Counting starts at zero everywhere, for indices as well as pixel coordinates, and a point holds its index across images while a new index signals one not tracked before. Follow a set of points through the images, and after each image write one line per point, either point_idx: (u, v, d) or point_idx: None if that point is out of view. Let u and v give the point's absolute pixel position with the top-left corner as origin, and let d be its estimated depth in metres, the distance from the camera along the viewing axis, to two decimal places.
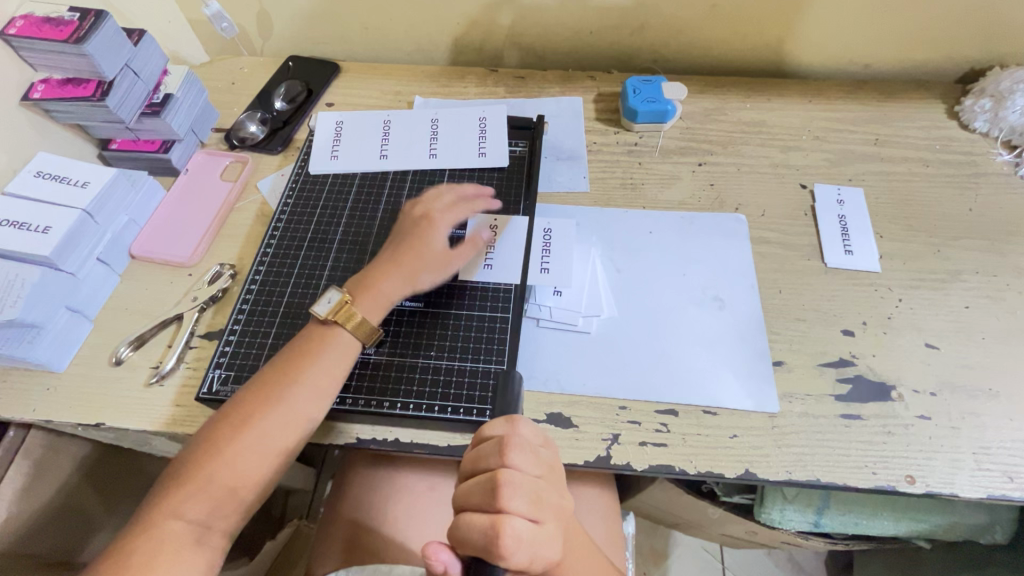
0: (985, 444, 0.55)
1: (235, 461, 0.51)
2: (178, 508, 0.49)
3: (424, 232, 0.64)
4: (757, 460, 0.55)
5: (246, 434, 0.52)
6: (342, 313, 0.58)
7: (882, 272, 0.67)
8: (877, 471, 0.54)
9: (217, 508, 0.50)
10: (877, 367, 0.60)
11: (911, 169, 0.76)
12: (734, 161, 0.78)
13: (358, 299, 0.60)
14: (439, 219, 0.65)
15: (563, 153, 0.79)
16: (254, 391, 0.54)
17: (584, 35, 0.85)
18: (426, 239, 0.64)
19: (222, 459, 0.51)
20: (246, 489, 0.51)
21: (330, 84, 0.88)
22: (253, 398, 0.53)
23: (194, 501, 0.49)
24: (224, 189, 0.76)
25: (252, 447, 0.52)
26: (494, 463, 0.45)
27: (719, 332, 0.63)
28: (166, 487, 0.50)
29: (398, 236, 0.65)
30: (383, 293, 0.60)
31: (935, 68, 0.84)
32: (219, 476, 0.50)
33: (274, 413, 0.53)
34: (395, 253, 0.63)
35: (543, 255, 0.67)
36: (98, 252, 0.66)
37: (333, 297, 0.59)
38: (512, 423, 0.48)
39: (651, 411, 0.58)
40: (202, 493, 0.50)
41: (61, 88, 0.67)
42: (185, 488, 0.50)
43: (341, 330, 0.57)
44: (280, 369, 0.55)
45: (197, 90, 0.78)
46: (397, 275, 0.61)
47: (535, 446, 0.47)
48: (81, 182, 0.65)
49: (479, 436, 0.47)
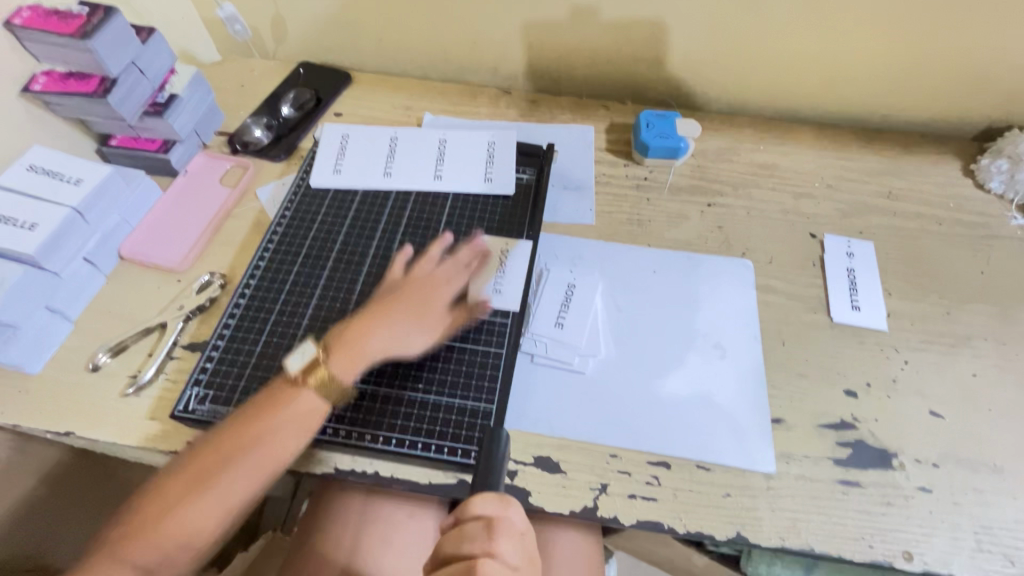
0: (988, 523, 0.53)
1: (188, 514, 0.50)
2: (127, 552, 0.48)
3: (423, 288, 0.62)
4: (749, 522, 0.53)
5: (204, 486, 0.50)
6: (315, 371, 0.56)
7: (888, 332, 0.65)
8: (873, 544, 0.52)
9: (166, 557, 0.49)
10: (879, 432, 0.58)
11: (923, 226, 0.75)
12: (743, 204, 0.76)
13: (339, 355, 0.57)
14: (437, 276, 0.64)
15: (571, 182, 0.78)
16: (213, 440, 0.52)
17: (601, 64, 0.84)
18: (425, 296, 0.62)
19: (176, 509, 0.50)
20: (199, 540, 0.50)
21: (340, 95, 0.87)
22: (213, 449, 0.52)
23: (142, 548, 0.48)
24: (222, 195, 0.75)
25: (208, 500, 0.50)
26: (478, 548, 0.42)
27: (718, 383, 0.61)
28: (116, 530, 0.49)
29: (393, 290, 0.62)
30: (368, 351, 0.58)
31: (953, 124, 0.83)
32: (172, 526, 0.49)
33: (233, 466, 0.51)
34: (391, 307, 0.60)
35: (560, 309, 0.64)
36: (85, 252, 0.64)
37: (307, 350, 0.57)
38: (502, 503, 0.43)
39: (643, 462, 0.56)
40: (151, 541, 0.48)
41: (63, 81, 0.65)
42: (135, 531, 0.49)
43: (312, 389, 0.55)
44: (243, 419, 0.53)
45: (203, 92, 0.77)
46: (386, 332, 0.59)
47: (522, 532, 0.44)
48: (74, 179, 0.63)
49: (465, 512, 0.43)
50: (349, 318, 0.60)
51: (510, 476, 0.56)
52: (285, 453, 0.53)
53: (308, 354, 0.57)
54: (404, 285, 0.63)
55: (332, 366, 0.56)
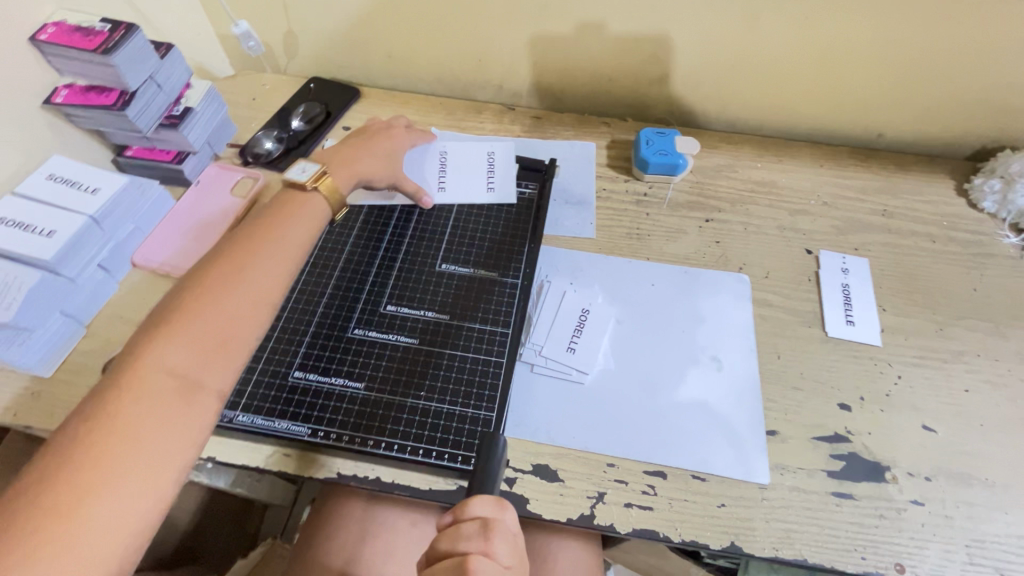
0: (979, 537, 0.54)
1: (186, 354, 0.45)
2: (101, 463, 0.39)
3: (386, 140, 0.71)
4: (743, 533, 0.54)
5: (201, 321, 0.47)
6: (320, 180, 0.61)
7: (883, 347, 0.66)
8: (866, 556, 0.53)
9: (189, 393, 0.44)
10: (872, 446, 0.59)
11: (917, 244, 0.76)
12: (741, 220, 0.78)
13: (335, 168, 0.64)
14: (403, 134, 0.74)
15: (572, 197, 0.80)
16: (207, 279, 0.49)
17: (603, 82, 0.86)
18: (386, 140, 0.71)
19: (161, 355, 0.44)
20: (222, 361, 0.47)
21: (349, 109, 0.90)
22: (203, 294, 0.48)
23: (125, 439, 0.40)
24: (232, 204, 0.77)
25: (224, 306, 0.48)
26: (473, 546, 0.42)
27: (714, 395, 0.62)
28: (86, 429, 0.40)
29: (362, 132, 0.71)
30: (360, 167, 0.66)
31: (947, 144, 0.85)
32: (167, 370, 0.44)
33: (256, 276, 0.51)
34: (362, 142, 0.68)
35: (574, 334, 0.65)
36: (100, 259, 0.66)
37: (306, 168, 0.62)
38: (499, 506, 0.45)
39: (640, 471, 0.57)
40: (147, 414, 0.42)
41: (83, 94, 0.68)
42: (105, 427, 0.40)
43: (317, 195, 0.60)
44: (206, 271, 0.50)
45: (217, 105, 0.79)
46: (367, 159, 0.67)
47: (516, 535, 0.44)
48: (91, 188, 0.65)
49: (461, 511, 0.44)
50: None
51: (509, 484, 0.57)
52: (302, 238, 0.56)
53: (308, 171, 0.62)
54: (367, 131, 0.72)
55: (335, 180, 0.63)
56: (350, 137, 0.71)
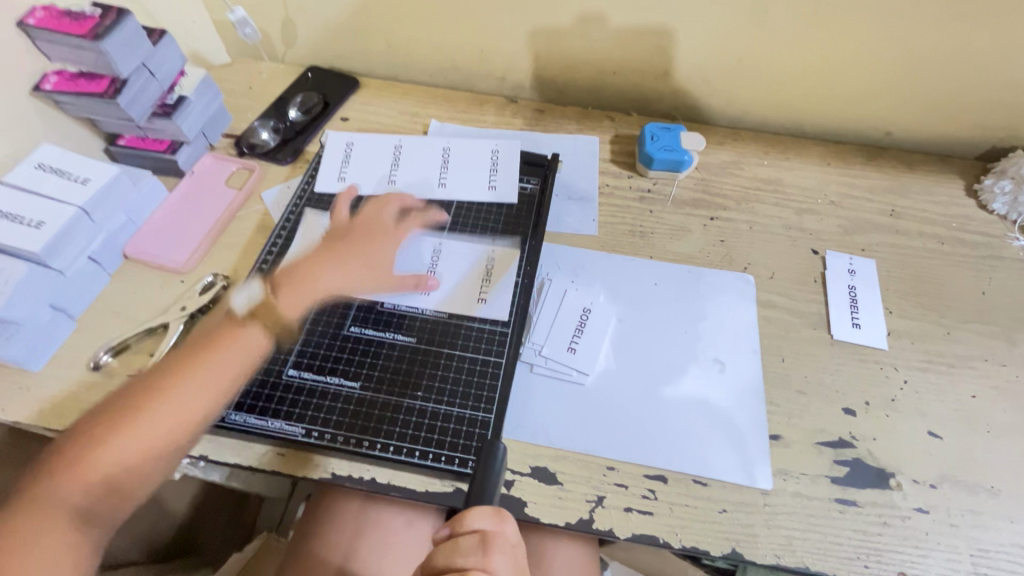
0: (984, 546, 0.53)
1: (117, 448, 0.49)
2: (56, 492, 0.47)
3: (367, 232, 0.66)
4: (744, 539, 0.53)
5: (138, 422, 0.50)
6: (258, 310, 0.59)
7: (889, 350, 0.65)
8: (869, 565, 0.52)
9: (95, 495, 0.48)
10: (877, 452, 0.58)
11: (926, 245, 0.75)
12: (746, 219, 0.77)
13: (286, 286, 0.61)
14: (386, 225, 0.68)
15: (574, 193, 0.78)
16: (144, 381, 0.53)
17: (607, 75, 0.84)
18: (369, 245, 0.66)
19: (106, 444, 0.49)
20: (130, 480, 0.50)
21: (348, 100, 0.88)
22: (144, 387, 0.52)
23: (69, 487, 0.47)
24: (227, 196, 0.75)
25: (137, 432, 0.50)
26: (471, 561, 0.42)
27: (716, 397, 0.61)
28: (67, 473, 0.48)
29: (343, 232, 0.66)
30: (320, 287, 0.62)
31: (957, 144, 0.83)
32: (102, 460, 0.49)
33: (190, 387, 0.53)
34: (340, 248, 0.64)
35: (574, 334, 0.64)
36: (90, 251, 0.64)
37: (254, 290, 0.61)
38: (498, 518, 0.44)
39: (640, 475, 0.56)
40: (77, 480, 0.48)
41: (73, 81, 0.66)
42: (60, 472, 0.48)
43: (252, 327, 0.57)
44: (156, 368, 0.54)
45: (212, 94, 0.77)
46: (338, 273, 0.63)
47: (515, 546, 0.44)
48: (81, 178, 0.63)
49: (460, 526, 0.43)
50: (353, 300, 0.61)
51: (507, 486, 0.56)
52: (246, 360, 0.56)
53: (254, 294, 0.60)
54: (354, 227, 0.67)
55: (280, 301, 0.59)
56: (328, 237, 0.66)
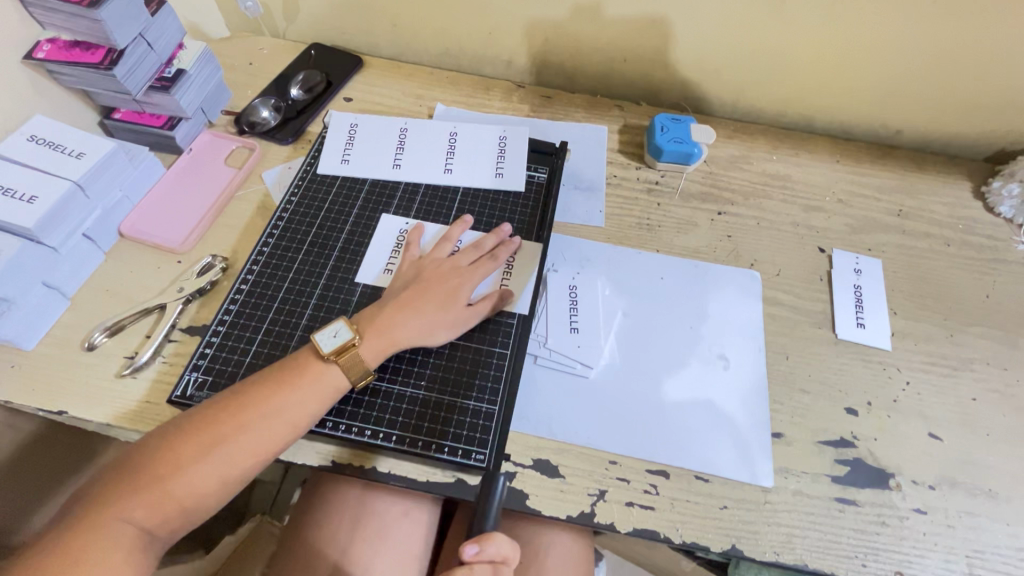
0: (980, 548, 0.54)
1: (195, 473, 0.49)
2: (127, 510, 0.46)
3: (447, 276, 0.62)
4: (744, 536, 0.53)
5: (217, 440, 0.50)
6: (346, 354, 0.55)
7: (892, 351, 0.65)
8: (867, 563, 0.53)
9: (168, 517, 0.48)
10: (877, 452, 0.58)
11: (932, 247, 0.74)
12: (754, 215, 0.76)
13: (368, 338, 0.56)
14: (462, 265, 0.63)
15: (581, 182, 0.77)
16: (234, 405, 0.51)
17: (618, 63, 0.83)
18: (445, 286, 0.60)
19: (185, 461, 0.49)
20: (199, 504, 0.49)
21: (351, 79, 0.86)
22: (230, 413, 0.51)
23: (142, 506, 0.47)
24: (227, 175, 0.73)
25: (218, 460, 0.49)
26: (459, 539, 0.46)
27: (721, 393, 0.61)
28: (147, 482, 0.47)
29: (414, 278, 0.62)
30: (397, 338, 0.57)
31: (967, 145, 0.82)
32: (175, 484, 0.48)
33: (274, 413, 0.51)
34: (416, 296, 0.59)
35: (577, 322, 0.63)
36: (85, 228, 0.62)
37: (340, 331, 0.56)
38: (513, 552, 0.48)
39: (642, 470, 0.56)
40: (156, 502, 0.47)
41: (67, 50, 0.64)
42: (137, 490, 0.47)
43: (337, 368, 0.54)
44: (244, 393, 0.52)
45: (212, 69, 0.75)
46: (415, 321, 0.58)
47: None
48: (75, 152, 0.61)
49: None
50: (382, 303, 0.59)
51: (509, 478, 0.55)
52: (332, 388, 0.54)
53: (341, 336, 0.55)
54: (424, 272, 0.62)
55: (361, 350, 0.55)
56: (402, 286, 0.61)
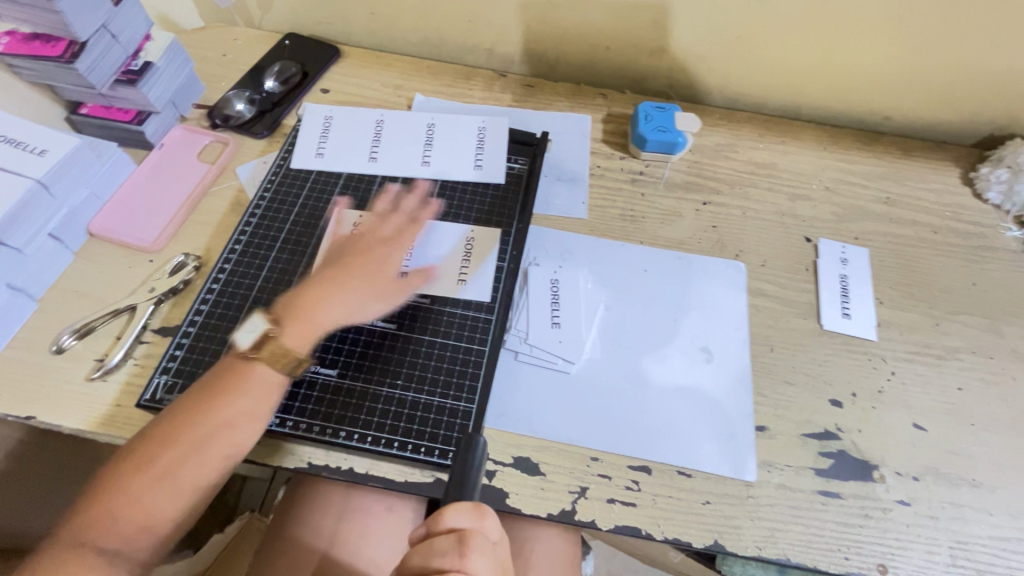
0: (964, 539, 0.53)
1: (154, 491, 0.47)
2: (91, 537, 0.45)
3: (363, 251, 0.60)
4: (727, 532, 0.53)
5: (171, 455, 0.48)
6: (266, 348, 0.53)
7: (878, 341, 0.64)
8: (849, 557, 0.52)
9: (135, 537, 0.46)
10: (861, 444, 0.58)
11: (920, 234, 0.74)
12: (739, 204, 0.75)
13: (288, 323, 0.54)
14: (382, 240, 0.62)
15: (564, 173, 0.75)
16: (181, 413, 0.50)
17: (601, 50, 0.81)
18: (370, 265, 0.59)
19: (142, 482, 0.47)
20: (167, 521, 0.47)
21: (328, 70, 0.84)
22: (178, 422, 0.49)
23: (106, 533, 0.45)
24: (199, 171, 0.71)
25: (177, 472, 0.48)
26: (449, 561, 0.40)
27: (704, 387, 0.60)
28: (107, 509, 0.46)
29: (336, 257, 0.60)
30: (324, 318, 0.55)
31: (956, 130, 0.81)
32: (136, 505, 0.46)
33: (223, 412, 0.50)
34: (338, 274, 0.58)
35: (557, 313, 0.63)
36: (51, 228, 0.61)
37: (257, 325, 0.54)
38: (478, 514, 0.43)
39: (624, 466, 0.55)
40: (118, 526, 0.46)
41: (27, 43, 0.61)
42: (98, 518, 0.45)
43: (268, 362, 0.53)
44: (190, 401, 0.51)
45: (181, 61, 0.73)
46: (341, 300, 0.56)
47: (496, 545, 0.42)
48: (38, 150, 0.59)
49: (437, 525, 0.42)
50: (304, 286, 0.57)
51: (489, 477, 0.55)
52: (278, 377, 0.53)
53: (258, 329, 0.54)
54: (346, 251, 0.60)
55: (286, 339, 0.53)
56: (324, 266, 0.59)
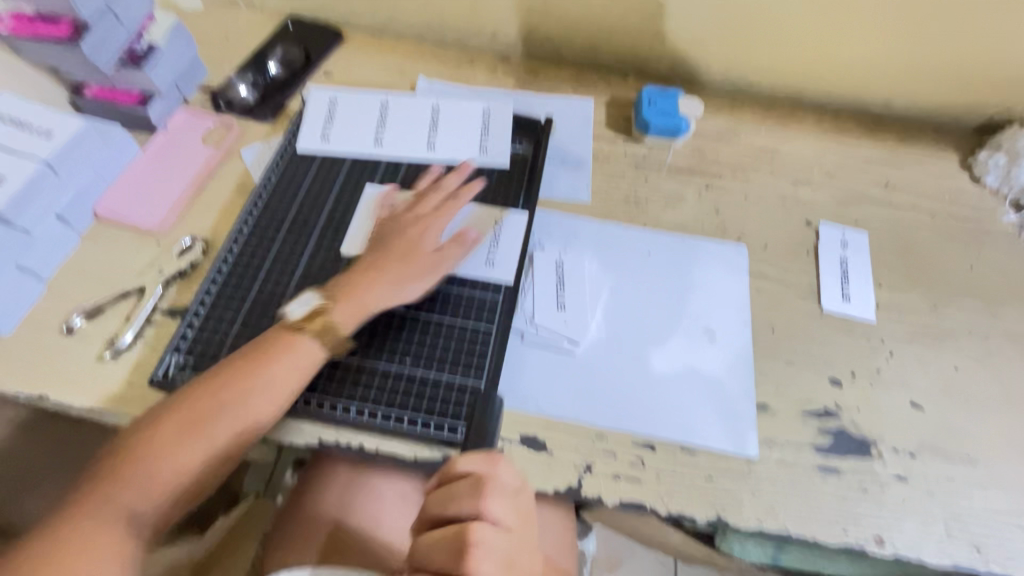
0: (958, 512, 0.55)
1: (178, 456, 0.49)
2: (117, 494, 0.47)
3: (411, 237, 0.62)
4: (728, 505, 0.54)
5: (198, 424, 0.50)
6: (315, 319, 0.56)
7: (877, 323, 0.66)
8: (848, 529, 0.54)
9: (158, 500, 0.48)
10: (860, 422, 0.59)
11: (918, 219, 0.74)
12: (741, 188, 0.75)
13: (338, 303, 0.57)
14: (423, 216, 0.64)
15: (568, 157, 0.76)
16: (211, 385, 0.52)
17: (604, 34, 0.81)
18: (412, 243, 0.61)
19: (168, 446, 0.49)
20: (189, 486, 0.50)
21: (330, 53, 0.83)
22: (204, 394, 0.51)
23: (132, 490, 0.48)
24: (203, 152, 0.71)
25: (200, 441, 0.50)
26: (466, 510, 0.45)
27: (707, 367, 0.61)
28: (133, 467, 0.48)
29: (383, 240, 0.62)
30: (369, 298, 0.58)
31: (955, 116, 0.82)
32: (161, 468, 0.49)
33: (252, 389, 0.52)
34: (383, 258, 0.60)
35: (562, 294, 0.64)
36: (58, 209, 0.61)
37: (307, 300, 0.57)
38: (489, 460, 0.47)
39: (628, 444, 0.57)
40: (144, 485, 0.48)
41: (31, 24, 0.61)
42: (125, 476, 0.48)
43: (308, 338, 0.55)
44: (219, 373, 0.52)
45: (186, 43, 0.72)
46: (385, 281, 0.59)
47: (511, 487, 0.47)
48: (45, 132, 0.60)
49: (452, 472, 0.46)
50: (351, 271, 0.60)
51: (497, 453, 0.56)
52: (308, 359, 0.54)
53: (308, 304, 0.57)
54: (389, 232, 0.63)
55: (332, 315, 0.56)
56: (370, 250, 0.62)
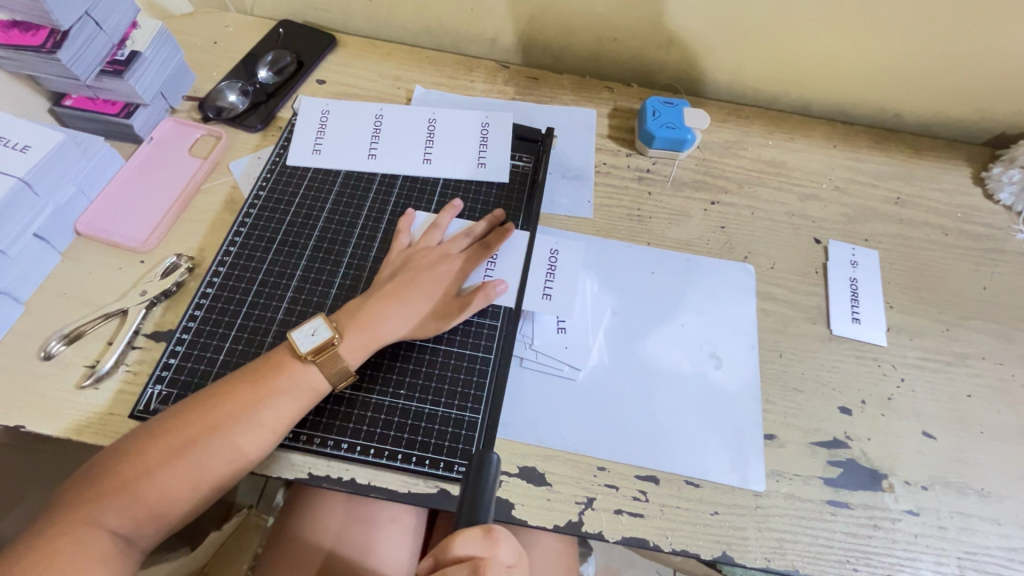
0: (972, 548, 0.53)
1: (166, 479, 0.47)
2: (99, 516, 0.45)
3: (433, 274, 0.59)
4: (735, 542, 0.52)
5: (190, 447, 0.48)
6: (325, 352, 0.52)
7: (887, 347, 0.64)
8: (858, 568, 0.52)
9: (141, 523, 0.46)
10: (870, 452, 0.57)
11: (929, 236, 0.72)
12: (748, 204, 0.73)
13: (349, 333, 0.54)
14: (449, 255, 0.61)
15: (569, 170, 0.73)
16: (208, 406, 0.49)
17: (607, 41, 0.78)
18: (433, 279, 0.59)
19: (157, 468, 0.46)
20: (174, 511, 0.47)
21: (323, 60, 0.80)
22: (199, 415, 0.49)
23: (114, 511, 0.45)
24: (191, 167, 0.69)
25: (190, 465, 0.47)
26: None
27: (712, 395, 0.59)
28: (117, 488, 0.45)
29: (400, 267, 0.60)
30: (382, 333, 0.55)
31: (967, 129, 0.79)
32: (147, 491, 0.46)
33: (248, 415, 0.49)
34: (400, 287, 0.57)
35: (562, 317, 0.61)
36: (36, 227, 0.58)
37: (317, 329, 0.53)
38: (490, 540, 0.40)
39: (630, 476, 0.55)
40: (127, 507, 0.45)
41: (5, 32, 0.58)
42: (108, 496, 0.45)
43: (313, 368, 0.52)
44: (217, 394, 0.50)
45: (170, 50, 0.69)
46: (400, 315, 0.56)
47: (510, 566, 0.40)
48: (20, 146, 0.57)
49: (446, 554, 0.40)
50: (366, 296, 0.57)
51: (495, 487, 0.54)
52: (310, 387, 0.52)
53: (318, 335, 0.53)
54: (411, 262, 0.60)
55: (343, 347, 0.53)
56: (388, 277, 0.59)
